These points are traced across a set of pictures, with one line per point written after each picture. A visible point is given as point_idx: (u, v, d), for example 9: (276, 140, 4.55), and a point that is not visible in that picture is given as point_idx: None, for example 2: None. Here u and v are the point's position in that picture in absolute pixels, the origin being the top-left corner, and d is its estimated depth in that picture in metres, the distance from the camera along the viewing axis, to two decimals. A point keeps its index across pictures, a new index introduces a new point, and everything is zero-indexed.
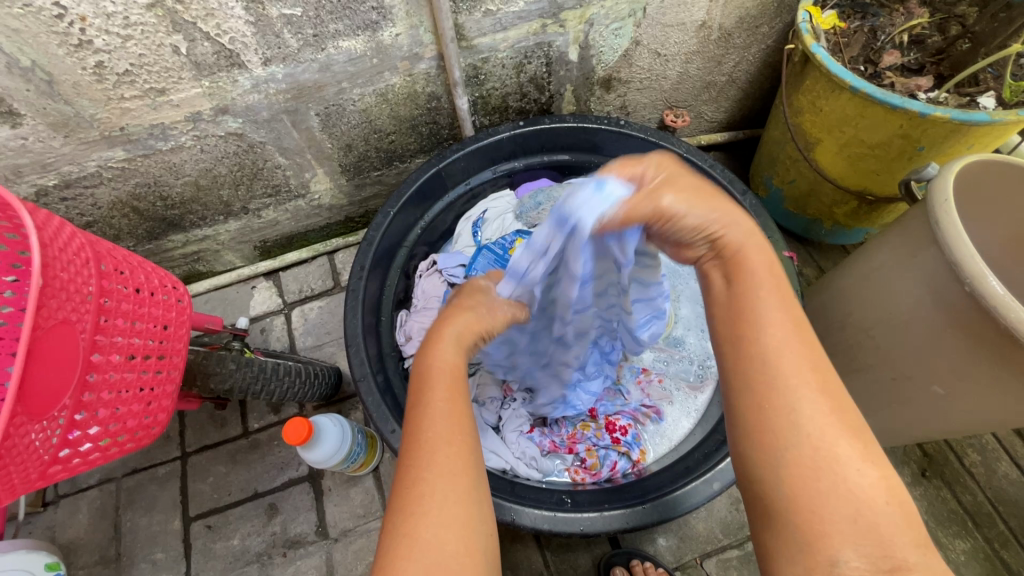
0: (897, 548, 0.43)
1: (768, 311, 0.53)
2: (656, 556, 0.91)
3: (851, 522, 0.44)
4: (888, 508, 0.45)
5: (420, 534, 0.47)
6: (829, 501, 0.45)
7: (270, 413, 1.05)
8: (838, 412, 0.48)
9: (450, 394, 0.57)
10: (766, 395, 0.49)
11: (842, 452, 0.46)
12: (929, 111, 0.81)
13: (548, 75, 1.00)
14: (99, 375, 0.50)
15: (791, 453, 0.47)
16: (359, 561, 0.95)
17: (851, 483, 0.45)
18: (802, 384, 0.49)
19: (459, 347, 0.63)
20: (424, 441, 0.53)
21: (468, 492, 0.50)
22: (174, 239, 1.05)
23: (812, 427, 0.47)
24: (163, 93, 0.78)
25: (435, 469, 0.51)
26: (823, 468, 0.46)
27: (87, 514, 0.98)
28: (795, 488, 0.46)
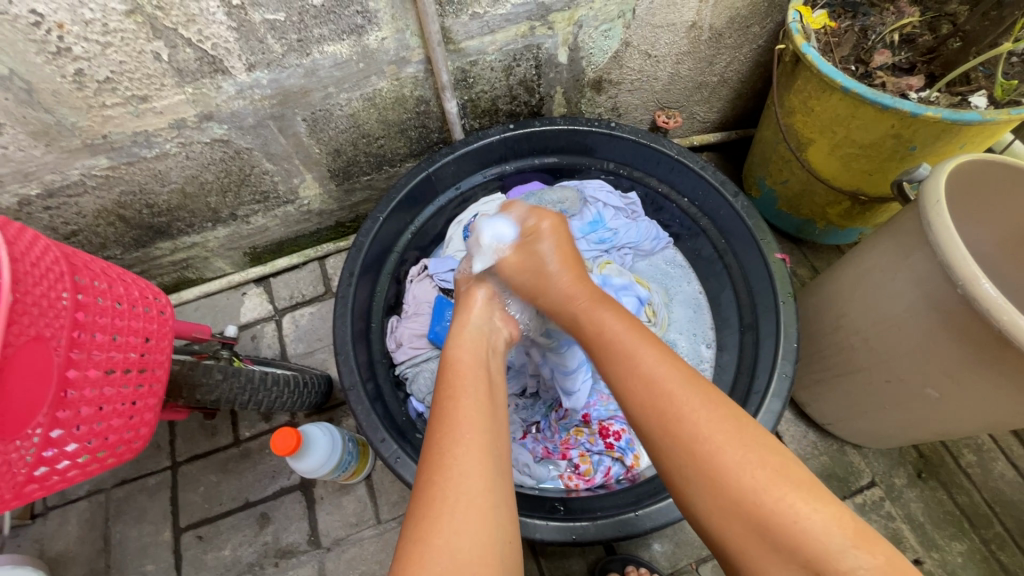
0: (829, 561, 0.45)
1: (647, 360, 0.59)
2: (651, 561, 0.90)
3: (776, 549, 0.47)
4: (823, 528, 0.47)
5: (432, 538, 0.47)
6: (748, 534, 0.48)
7: (261, 421, 1.04)
8: (737, 441, 0.52)
9: (466, 395, 0.58)
10: (682, 444, 0.53)
11: (759, 479, 0.49)
12: (921, 111, 0.81)
13: (538, 77, 0.99)
14: (76, 391, 0.49)
15: (705, 496, 0.51)
16: (351, 571, 0.94)
17: (770, 509, 0.48)
18: (705, 420, 0.53)
19: (479, 345, 0.67)
20: (441, 441, 0.53)
21: (484, 496, 0.50)
22: (162, 246, 1.04)
23: (716, 460, 0.51)
24: (145, 100, 0.77)
25: (449, 473, 0.51)
26: (739, 495, 0.49)
27: (76, 526, 0.97)
28: (721, 519, 0.50)
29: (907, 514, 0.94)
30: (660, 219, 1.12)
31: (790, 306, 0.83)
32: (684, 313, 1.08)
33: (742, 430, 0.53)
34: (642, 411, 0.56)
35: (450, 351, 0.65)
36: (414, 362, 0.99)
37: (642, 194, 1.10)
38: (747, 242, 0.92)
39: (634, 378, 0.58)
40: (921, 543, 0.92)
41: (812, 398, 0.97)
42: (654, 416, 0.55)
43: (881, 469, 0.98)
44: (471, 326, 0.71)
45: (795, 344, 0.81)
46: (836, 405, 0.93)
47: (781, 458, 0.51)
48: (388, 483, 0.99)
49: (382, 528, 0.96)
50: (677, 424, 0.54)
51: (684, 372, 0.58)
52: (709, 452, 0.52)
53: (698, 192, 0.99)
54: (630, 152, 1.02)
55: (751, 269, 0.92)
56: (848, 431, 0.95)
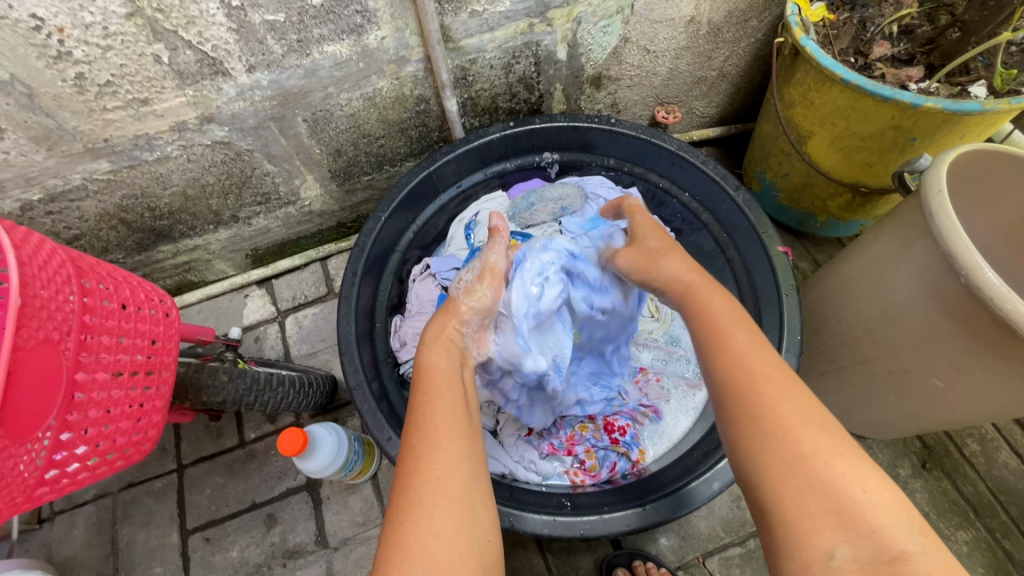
0: (894, 537, 0.42)
1: (742, 335, 0.58)
2: (658, 556, 0.91)
3: (837, 515, 0.43)
4: (874, 497, 0.44)
5: (411, 542, 0.47)
6: (810, 493, 0.45)
7: (266, 422, 1.04)
8: (816, 417, 0.50)
9: (442, 399, 0.58)
10: (765, 404, 0.51)
11: (821, 447, 0.47)
12: (920, 102, 0.81)
13: (537, 75, 0.99)
14: (85, 394, 0.49)
15: (772, 454, 0.48)
16: (359, 570, 0.94)
17: (829, 473, 0.45)
18: (782, 389, 0.52)
19: (450, 352, 0.67)
20: (416, 450, 0.53)
21: (458, 496, 0.50)
22: (164, 249, 1.04)
23: (784, 426, 0.49)
24: (146, 103, 0.77)
25: (427, 475, 0.51)
26: (801, 461, 0.47)
27: (84, 530, 0.97)
28: (778, 479, 0.47)
29: (911, 504, 0.95)
30: (662, 214, 1.11)
31: (793, 299, 0.83)
32: None
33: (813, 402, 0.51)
34: (718, 371, 0.56)
35: (425, 360, 0.65)
36: None
37: (643, 190, 1.10)
38: (749, 236, 0.92)
39: (728, 344, 0.57)
40: None
41: (815, 390, 0.97)
42: (730, 373, 0.55)
43: (886, 460, 0.98)
44: (444, 335, 0.69)
45: (797, 337, 0.81)
46: (840, 397, 0.93)
47: (847, 438, 0.48)
48: (394, 482, 0.99)
49: None
50: (758, 385, 0.53)
51: (769, 351, 0.56)
52: (779, 422, 0.49)
53: (699, 186, 0.98)
54: (631, 148, 1.02)
55: (753, 263, 0.92)
56: (852, 422, 0.95)
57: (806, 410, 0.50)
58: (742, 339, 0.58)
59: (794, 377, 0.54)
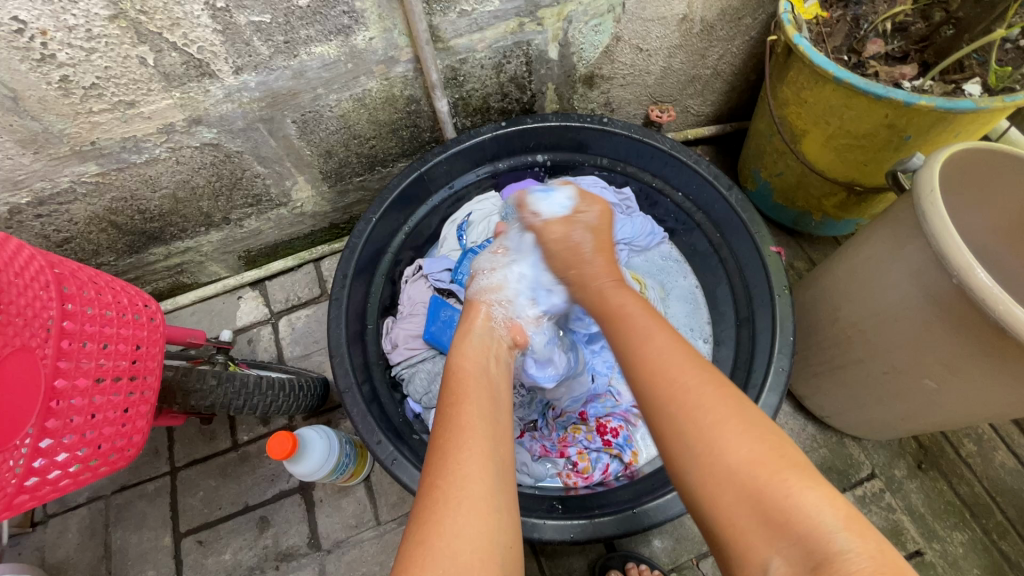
0: (818, 539, 0.42)
1: (660, 339, 0.59)
2: (652, 557, 0.90)
3: (766, 526, 0.44)
4: (805, 496, 0.45)
5: (434, 541, 0.46)
6: (740, 506, 0.46)
7: (259, 424, 1.04)
8: (739, 419, 0.50)
9: (470, 400, 0.59)
10: (686, 412, 0.52)
11: (746, 457, 0.47)
12: (914, 100, 0.80)
13: (528, 74, 0.98)
14: (64, 401, 0.48)
15: (698, 467, 0.49)
16: (352, 572, 0.94)
17: (756, 479, 0.46)
18: (701, 392, 0.53)
19: (481, 351, 0.68)
20: (443, 449, 0.53)
21: (482, 500, 0.49)
22: (156, 252, 1.04)
23: (709, 440, 0.49)
24: (133, 105, 0.76)
25: (452, 476, 0.51)
26: (728, 477, 0.47)
27: (77, 533, 0.97)
28: (710, 497, 0.48)
29: (907, 505, 0.94)
30: (656, 214, 1.12)
31: (786, 300, 0.83)
32: (682, 307, 1.07)
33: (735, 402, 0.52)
34: (643, 392, 0.56)
35: (454, 361, 0.66)
36: (410, 363, 0.98)
37: (636, 189, 1.09)
38: (742, 236, 0.91)
39: (643, 350, 0.59)
40: (922, 534, 0.92)
41: (810, 390, 0.96)
42: (649, 389, 0.55)
43: (881, 460, 0.98)
44: (473, 335, 0.71)
45: (790, 338, 0.80)
46: (835, 398, 0.92)
47: (773, 438, 0.49)
48: (387, 484, 0.99)
49: (382, 530, 0.96)
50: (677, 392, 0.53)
51: (687, 353, 0.57)
52: (702, 436, 0.50)
53: (692, 185, 0.98)
54: (624, 147, 1.01)
55: (747, 263, 0.92)
56: (847, 423, 0.94)
57: (727, 416, 0.50)
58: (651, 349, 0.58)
59: (722, 386, 0.53)
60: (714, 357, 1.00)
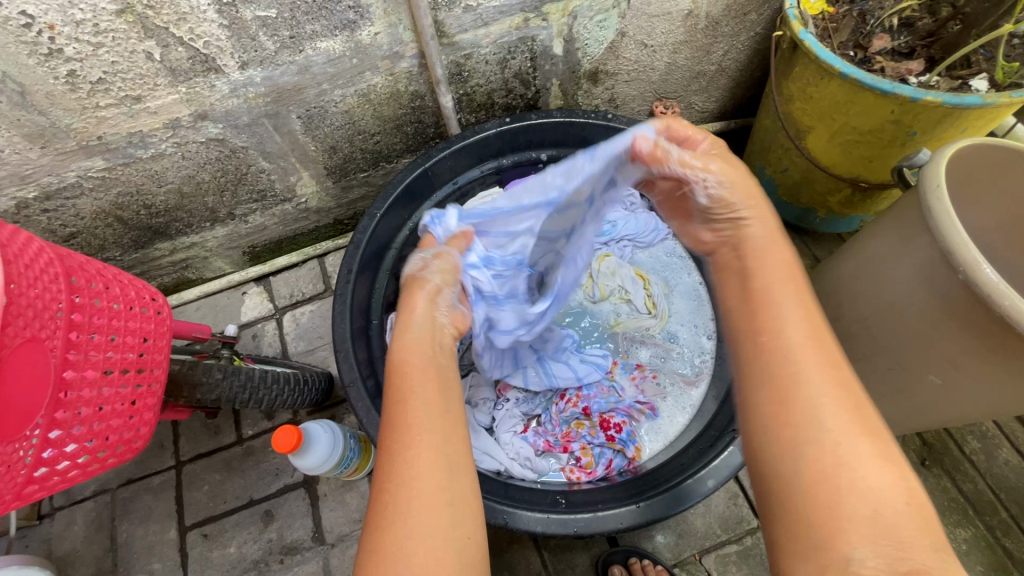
0: (913, 552, 0.42)
1: (788, 310, 0.56)
2: (654, 553, 0.91)
3: (869, 523, 0.43)
4: (902, 504, 0.44)
5: (386, 548, 0.47)
6: (847, 499, 0.45)
7: (264, 419, 1.05)
8: (855, 413, 0.49)
9: (414, 396, 0.56)
10: (805, 397, 0.50)
11: (855, 454, 0.46)
12: (920, 96, 0.80)
13: (533, 70, 0.98)
14: (74, 392, 0.49)
15: (798, 459, 0.48)
16: (356, 566, 0.94)
17: (860, 474, 0.45)
18: (822, 379, 0.51)
19: (424, 338, 0.63)
20: (389, 448, 0.52)
21: (432, 497, 0.49)
22: (161, 247, 1.04)
23: (817, 424, 0.48)
24: (139, 100, 0.76)
25: (402, 478, 0.50)
26: (830, 471, 0.46)
27: (83, 526, 0.98)
28: (806, 490, 0.46)
29: None
30: (659, 210, 1.11)
31: None
32: (687, 305, 1.04)
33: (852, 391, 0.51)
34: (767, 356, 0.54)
35: (396, 355, 0.61)
36: None
37: (641, 186, 1.10)
38: None
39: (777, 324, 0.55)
40: None
41: None
42: (774, 369, 0.53)
43: None
44: (415, 321, 0.65)
45: None
46: None
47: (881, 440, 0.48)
48: None
49: None
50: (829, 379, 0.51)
51: (812, 334, 0.54)
52: (806, 427, 0.48)
53: None
54: None
55: None
56: None
57: (844, 411, 0.49)
58: (798, 328, 0.55)
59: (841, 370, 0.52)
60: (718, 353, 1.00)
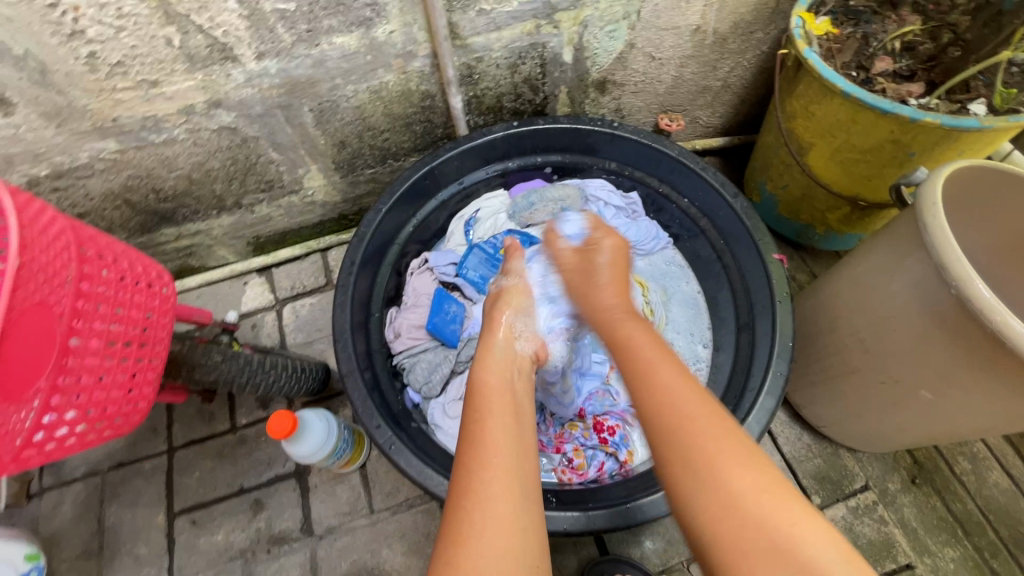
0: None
1: (667, 374, 0.56)
2: (642, 558, 0.91)
3: (781, 562, 0.43)
4: (803, 531, 0.44)
5: (461, 564, 0.46)
6: (746, 533, 0.45)
7: (258, 408, 1.05)
8: (732, 442, 0.50)
9: (493, 416, 0.57)
10: (667, 428, 0.52)
11: (753, 485, 0.47)
12: (919, 117, 0.82)
13: (543, 76, 1.00)
14: (77, 360, 0.49)
15: (703, 496, 0.48)
16: (343, 559, 0.94)
17: (744, 499, 0.46)
18: (696, 413, 0.52)
19: (505, 364, 0.67)
20: (467, 465, 0.53)
21: (506, 524, 0.49)
22: (167, 232, 1.05)
23: (716, 458, 0.49)
24: (156, 85, 0.78)
25: (478, 498, 0.50)
26: (733, 503, 0.46)
27: (72, 507, 0.98)
28: (710, 522, 0.46)
29: (900, 518, 0.94)
30: (661, 219, 1.13)
31: (786, 306, 0.83)
32: (683, 313, 1.08)
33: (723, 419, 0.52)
34: (650, 416, 0.53)
35: (477, 375, 0.64)
36: (412, 352, 0.99)
37: (643, 194, 1.11)
38: (745, 243, 0.92)
39: (647, 374, 0.56)
40: (913, 548, 0.92)
41: (806, 399, 0.97)
42: (664, 424, 0.52)
43: (876, 473, 0.97)
44: (497, 346, 0.69)
45: (789, 343, 0.80)
46: (830, 407, 0.93)
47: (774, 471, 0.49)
48: (382, 473, 0.99)
49: (375, 518, 0.96)
50: (679, 423, 0.52)
51: (690, 380, 0.55)
52: (712, 463, 0.48)
53: (698, 192, 0.99)
54: (633, 152, 1.03)
55: (748, 270, 0.92)
56: (842, 433, 0.95)
57: (732, 447, 0.49)
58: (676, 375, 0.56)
59: (720, 411, 0.53)
60: (713, 362, 1.00)
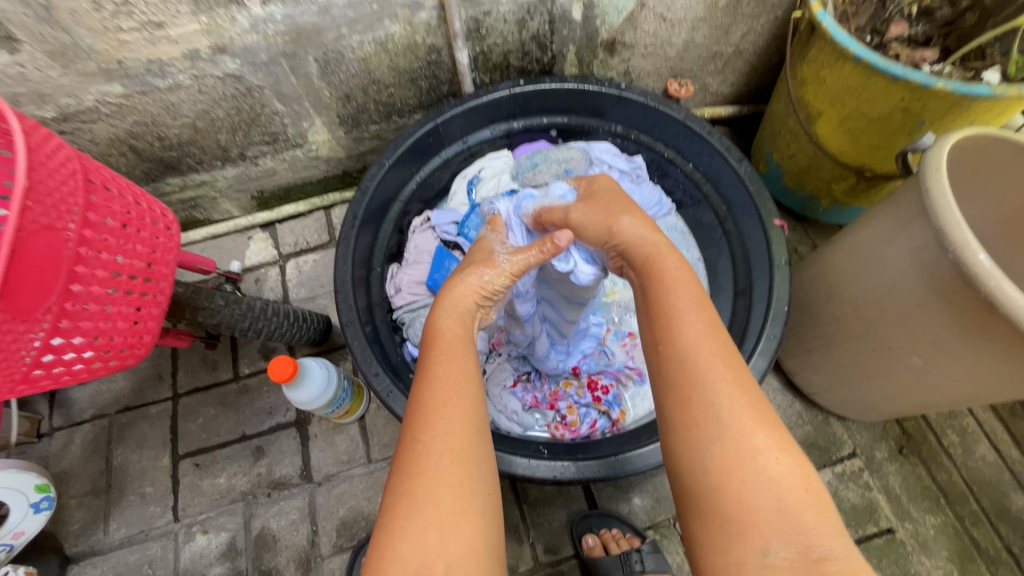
0: (820, 539, 0.46)
1: (693, 322, 0.56)
2: (630, 514, 0.93)
3: (781, 517, 0.47)
4: (803, 496, 0.48)
5: (416, 491, 0.48)
6: (756, 490, 0.48)
7: (261, 359, 1.07)
8: (754, 404, 0.51)
9: (455, 360, 0.58)
10: (694, 384, 0.52)
11: (766, 447, 0.49)
12: (931, 83, 0.80)
13: (551, 34, 0.99)
14: (83, 286, 0.51)
15: (717, 445, 0.50)
16: (340, 505, 0.97)
17: (764, 462, 0.49)
18: (723, 374, 0.52)
19: (468, 311, 0.66)
20: (425, 403, 0.54)
21: (460, 453, 0.51)
22: (172, 182, 1.06)
23: (731, 415, 0.51)
24: (160, 26, 0.77)
25: (434, 432, 0.52)
26: (745, 457, 0.49)
27: (81, 446, 1.01)
28: (720, 476, 0.49)
29: (885, 486, 0.96)
30: (665, 185, 1.12)
31: (784, 272, 0.84)
32: None
33: (747, 380, 0.53)
34: (669, 361, 0.54)
35: (438, 320, 0.63)
36: (411, 308, 1.00)
37: (648, 159, 1.10)
38: (747, 209, 0.92)
39: (679, 319, 0.56)
40: (896, 514, 0.94)
41: (800, 367, 0.98)
42: (683, 375, 0.53)
43: (864, 442, 0.99)
44: (461, 300, 0.66)
45: (784, 308, 0.81)
46: (823, 375, 0.94)
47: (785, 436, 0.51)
48: (380, 425, 1.02)
49: (372, 467, 0.99)
50: (702, 376, 0.53)
51: (718, 334, 0.56)
52: (733, 422, 0.50)
53: (703, 157, 0.98)
54: (639, 115, 1.02)
55: (749, 236, 0.92)
56: (833, 402, 0.96)
57: (751, 410, 0.51)
58: (701, 325, 0.56)
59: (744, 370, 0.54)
60: None
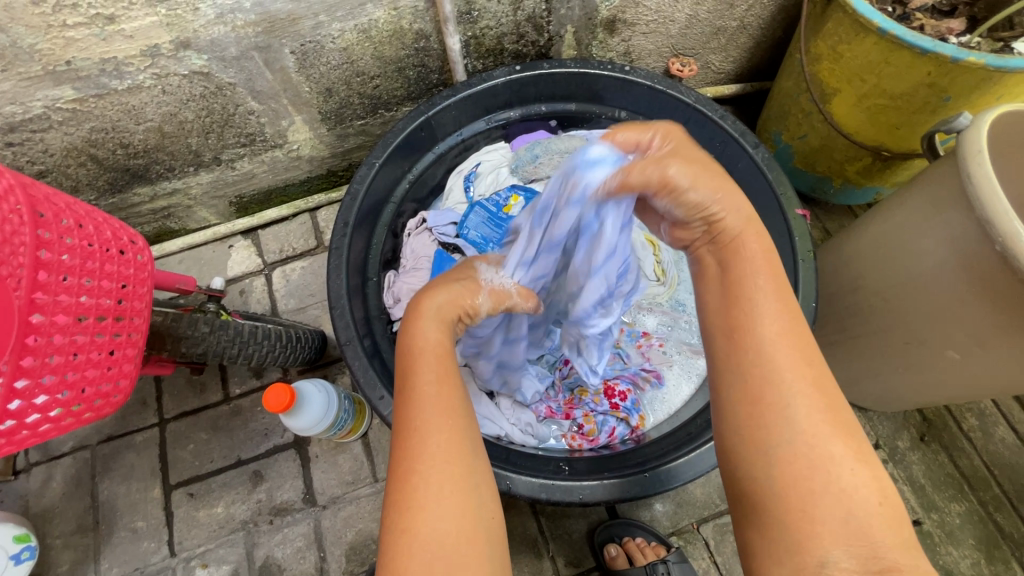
0: (887, 550, 0.44)
1: (768, 323, 0.51)
2: (652, 522, 0.90)
3: (843, 526, 0.44)
4: (875, 508, 0.45)
5: (417, 529, 0.46)
6: (816, 508, 0.45)
7: (252, 378, 1.00)
8: (833, 415, 0.48)
9: (434, 376, 0.54)
10: (780, 408, 0.48)
11: (836, 460, 0.46)
12: (961, 56, 0.75)
13: (547, 13, 0.91)
14: (42, 338, 0.44)
15: (783, 456, 0.47)
16: (348, 529, 0.92)
17: (838, 473, 0.46)
18: (800, 390, 0.48)
19: (448, 324, 0.60)
20: (413, 433, 0.50)
21: (458, 482, 0.48)
22: (140, 192, 0.97)
23: (798, 428, 0.47)
24: (112, 21, 0.68)
25: (428, 461, 0.48)
26: (814, 471, 0.46)
27: (62, 482, 0.94)
28: (780, 488, 0.46)
29: (908, 476, 0.94)
30: None
31: (810, 265, 0.79)
32: None
33: (829, 386, 0.50)
34: (744, 363, 0.51)
35: (416, 333, 0.57)
36: None
37: None
38: (766, 198, 0.87)
39: (742, 326, 0.52)
40: (921, 504, 0.92)
41: (822, 359, 0.94)
42: (755, 380, 0.49)
43: (885, 432, 0.97)
44: (439, 304, 0.60)
45: (812, 304, 0.77)
46: (847, 366, 0.90)
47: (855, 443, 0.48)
48: (385, 442, 0.96)
49: (379, 487, 0.94)
50: (788, 384, 0.49)
51: (798, 335, 0.51)
52: (802, 430, 0.47)
53: (715, 143, 0.92)
54: (645, 99, 0.95)
55: (768, 227, 0.87)
56: (855, 393, 0.93)
57: (828, 420, 0.48)
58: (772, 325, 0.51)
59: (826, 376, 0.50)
60: None
